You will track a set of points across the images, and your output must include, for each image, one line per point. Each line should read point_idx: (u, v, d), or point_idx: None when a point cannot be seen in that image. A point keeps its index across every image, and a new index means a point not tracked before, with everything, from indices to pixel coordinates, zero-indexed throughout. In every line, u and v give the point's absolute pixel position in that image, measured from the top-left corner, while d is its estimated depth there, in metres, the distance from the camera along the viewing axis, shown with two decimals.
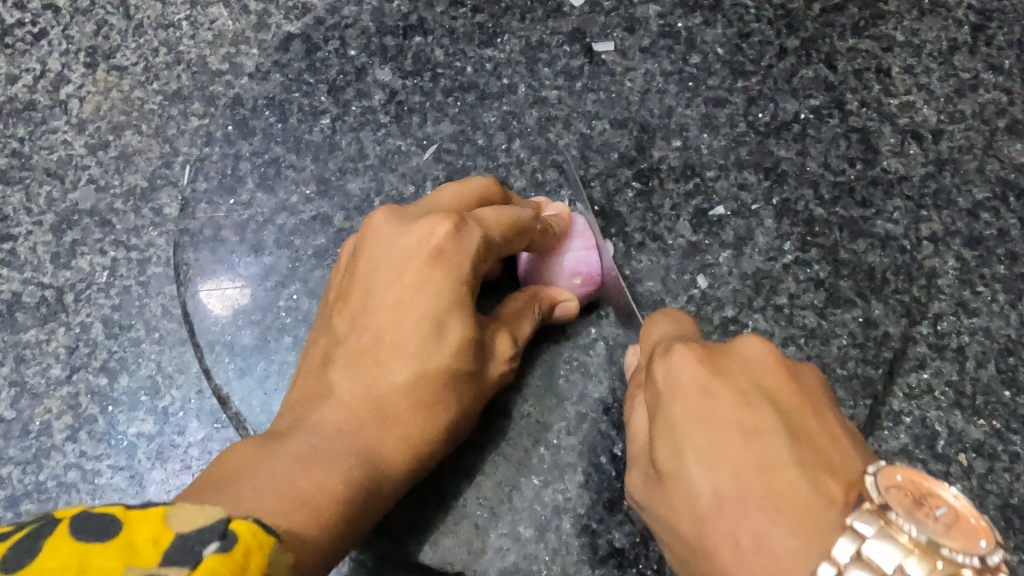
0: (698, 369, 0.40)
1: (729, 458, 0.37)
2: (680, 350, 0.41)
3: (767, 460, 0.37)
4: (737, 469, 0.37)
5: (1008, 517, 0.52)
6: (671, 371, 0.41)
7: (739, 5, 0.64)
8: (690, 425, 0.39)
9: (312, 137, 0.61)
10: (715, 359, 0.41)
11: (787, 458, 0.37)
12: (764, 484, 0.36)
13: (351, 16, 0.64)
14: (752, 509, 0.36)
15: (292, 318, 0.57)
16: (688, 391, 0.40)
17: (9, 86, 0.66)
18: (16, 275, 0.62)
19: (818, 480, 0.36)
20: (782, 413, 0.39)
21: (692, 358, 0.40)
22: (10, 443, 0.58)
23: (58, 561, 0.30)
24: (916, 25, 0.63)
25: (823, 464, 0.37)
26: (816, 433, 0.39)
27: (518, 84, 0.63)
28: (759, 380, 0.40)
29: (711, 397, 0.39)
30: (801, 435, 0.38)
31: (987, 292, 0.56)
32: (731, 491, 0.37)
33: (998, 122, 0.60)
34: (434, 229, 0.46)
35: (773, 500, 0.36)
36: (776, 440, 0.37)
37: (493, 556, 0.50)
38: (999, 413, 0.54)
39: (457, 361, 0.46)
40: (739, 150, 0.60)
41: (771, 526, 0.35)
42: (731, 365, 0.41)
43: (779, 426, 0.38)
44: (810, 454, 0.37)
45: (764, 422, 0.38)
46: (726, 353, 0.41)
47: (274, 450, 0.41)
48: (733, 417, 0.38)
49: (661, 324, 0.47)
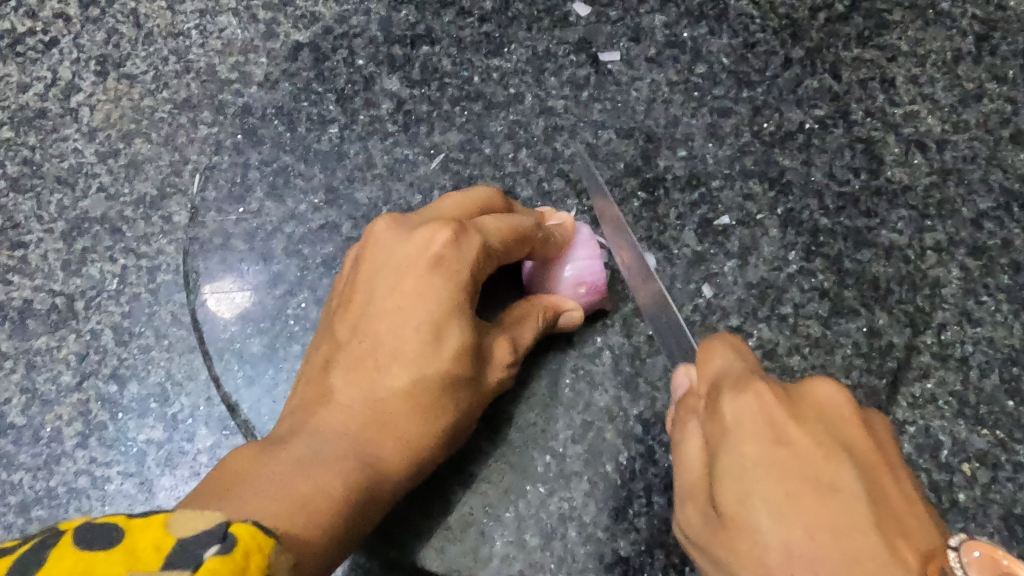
0: (771, 414, 0.40)
1: (805, 512, 0.37)
2: (754, 391, 0.41)
3: (844, 519, 0.36)
4: (811, 525, 0.36)
5: (1012, 527, 0.52)
6: (741, 412, 0.41)
7: (744, 15, 0.64)
8: (762, 470, 0.39)
9: (320, 145, 0.62)
10: (790, 404, 0.41)
11: (867, 521, 0.36)
12: (839, 546, 0.36)
13: (360, 26, 0.65)
14: (826, 569, 0.35)
15: (300, 326, 0.57)
16: (762, 438, 0.39)
17: (20, 95, 0.67)
18: (27, 282, 0.62)
19: (895, 544, 0.35)
20: (861, 470, 0.38)
21: (767, 398, 0.41)
22: (21, 449, 0.59)
23: (63, 568, 0.30)
24: (920, 35, 0.63)
25: (899, 528, 0.36)
26: (891, 493, 0.38)
27: (525, 94, 0.63)
28: (837, 435, 0.40)
29: (787, 444, 0.39)
30: (880, 498, 0.37)
31: (991, 302, 0.57)
32: (802, 546, 0.36)
33: (1002, 132, 0.60)
34: (433, 236, 0.47)
35: (849, 561, 0.35)
36: (855, 499, 0.37)
37: (499, 564, 0.50)
38: (1002, 422, 0.54)
39: (455, 367, 0.46)
40: (744, 160, 0.61)
41: None
42: (807, 415, 0.40)
43: (857, 485, 0.37)
44: (888, 516, 0.37)
45: (842, 479, 0.38)
46: (804, 400, 0.41)
47: (273, 455, 0.42)
48: (809, 469, 0.38)
49: (726, 356, 0.45)
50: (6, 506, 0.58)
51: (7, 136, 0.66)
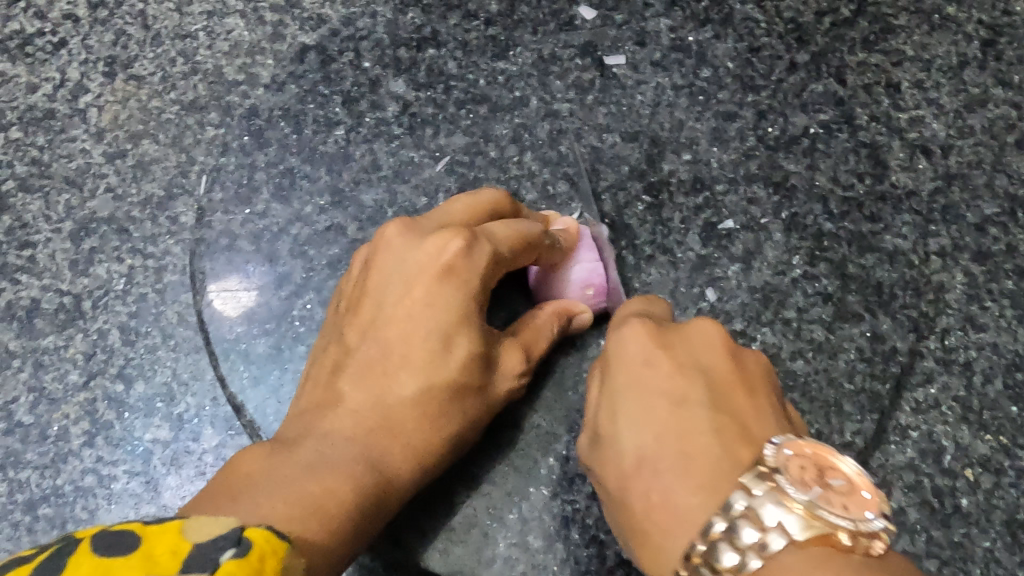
0: (645, 344, 0.43)
1: (654, 422, 0.40)
2: (631, 325, 0.44)
3: (688, 427, 0.39)
4: (661, 432, 0.39)
5: (1015, 532, 0.52)
6: (620, 344, 0.43)
7: (749, 19, 0.65)
8: (628, 391, 0.42)
9: (326, 147, 0.62)
10: (661, 335, 0.43)
11: (707, 430, 0.39)
12: (680, 447, 0.38)
13: (366, 29, 0.65)
14: (666, 468, 0.38)
15: (305, 326, 0.57)
16: (634, 364, 0.42)
17: (29, 95, 0.67)
18: (34, 281, 0.63)
19: (728, 446, 0.38)
20: (714, 390, 0.41)
21: (642, 331, 0.43)
22: (28, 447, 0.59)
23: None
24: (926, 40, 0.63)
25: (737, 431, 0.39)
26: (740, 408, 0.40)
27: (531, 97, 0.63)
28: (699, 362, 0.42)
29: (652, 368, 0.42)
30: (724, 410, 0.40)
31: (995, 307, 0.57)
32: (651, 449, 0.39)
33: (1007, 137, 0.60)
34: (446, 244, 0.47)
35: (685, 461, 0.38)
36: (700, 409, 0.40)
37: (502, 565, 0.50)
38: (1005, 428, 0.54)
39: (464, 376, 0.46)
40: (749, 164, 0.61)
41: (677, 481, 0.37)
42: (677, 347, 0.43)
43: (704, 399, 0.40)
44: (729, 423, 0.39)
45: (693, 395, 0.40)
46: (678, 334, 0.44)
47: (284, 458, 0.42)
48: (666, 387, 0.41)
49: (634, 300, 0.49)
50: (13, 503, 0.58)
51: (15, 136, 0.66)
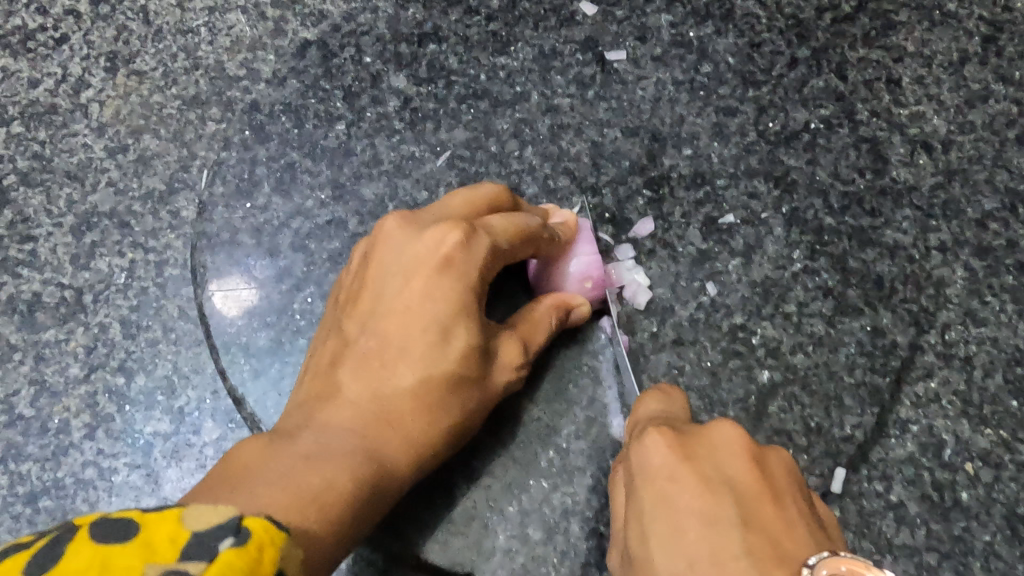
0: (667, 455, 0.41)
1: (682, 542, 0.37)
2: (652, 436, 0.42)
3: (717, 545, 0.36)
4: (693, 557, 0.36)
5: (1015, 526, 0.52)
6: (644, 459, 0.42)
7: (750, 15, 0.65)
8: (654, 510, 0.40)
9: (327, 142, 0.63)
10: (684, 446, 0.41)
11: (736, 546, 0.36)
12: (711, 569, 0.36)
13: (367, 24, 0.65)
14: None
15: (306, 320, 0.58)
16: (658, 478, 0.41)
17: (31, 90, 0.67)
18: (36, 275, 0.63)
19: (760, 563, 0.35)
20: (742, 502, 0.38)
21: (663, 441, 0.42)
22: (29, 440, 0.59)
23: (81, 564, 0.30)
24: (927, 36, 0.63)
25: (771, 549, 0.35)
26: (771, 521, 0.37)
27: (532, 92, 0.63)
28: (723, 472, 0.40)
29: (676, 483, 0.40)
30: (755, 523, 0.37)
31: (995, 302, 0.57)
32: (683, 574, 0.36)
33: (1008, 133, 0.60)
34: (445, 236, 0.47)
35: None
36: (732, 529, 0.37)
37: (502, 558, 0.50)
38: (1006, 422, 0.54)
39: (462, 368, 0.46)
40: (749, 159, 0.61)
41: None
42: (702, 457, 0.41)
43: (732, 513, 0.37)
44: (764, 543, 0.36)
45: (720, 509, 0.38)
46: (699, 441, 0.42)
47: (284, 448, 0.42)
48: (696, 505, 0.38)
49: (651, 403, 0.48)
50: (13, 495, 0.58)
51: (17, 131, 0.66)
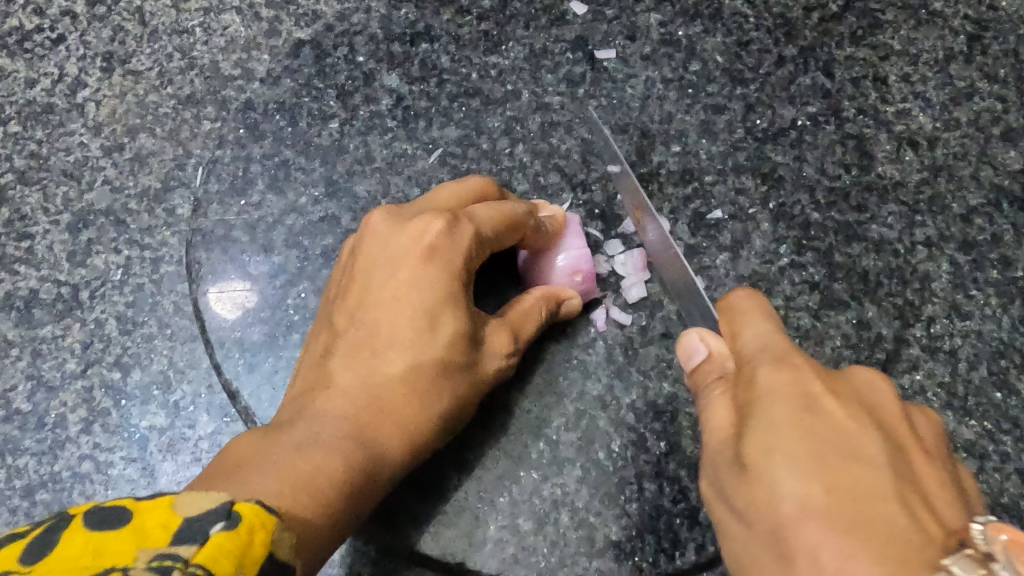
0: (814, 388, 0.40)
1: (837, 472, 0.37)
2: (794, 363, 0.41)
3: (864, 485, 0.36)
4: (831, 484, 0.36)
5: (998, 515, 0.53)
6: (775, 380, 0.41)
7: (738, 14, 0.65)
8: (794, 431, 0.38)
9: (321, 140, 0.63)
10: (829, 380, 0.41)
11: (890, 491, 0.36)
12: (858, 508, 0.35)
13: (361, 24, 0.66)
14: (834, 526, 0.35)
15: (300, 315, 0.59)
16: (800, 403, 0.40)
17: (28, 89, 0.68)
18: (33, 272, 0.64)
19: (916, 516, 0.35)
20: (889, 447, 0.38)
21: (810, 375, 0.41)
22: (26, 435, 0.60)
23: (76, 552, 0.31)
24: (912, 35, 0.64)
25: (922, 504, 0.36)
26: (927, 478, 0.38)
27: (522, 90, 0.64)
28: (886, 423, 0.40)
29: (823, 414, 0.39)
30: (904, 474, 0.37)
31: (980, 296, 0.57)
32: (819, 503, 0.36)
33: (992, 130, 0.61)
34: (427, 226, 0.48)
35: (865, 524, 0.34)
36: (879, 469, 0.37)
37: (493, 548, 0.51)
38: (990, 414, 0.55)
39: (449, 353, 0.47)
40: (737, 156, 0.62)
41: (856, 548, 0.33)
42: (843, 393, 0.41)
43: (885, 459, 0.37)
44: (914, 493, 0.36)
45: (877, 453, 0.38)
46: (854, 384, 0.42)
47: (275, 438, 0.43)
48: (852, 441, 0.38)
49: (760, 318, 0.46)
50: (11, 489, 0.59)
51: (14, 130, 0.67)
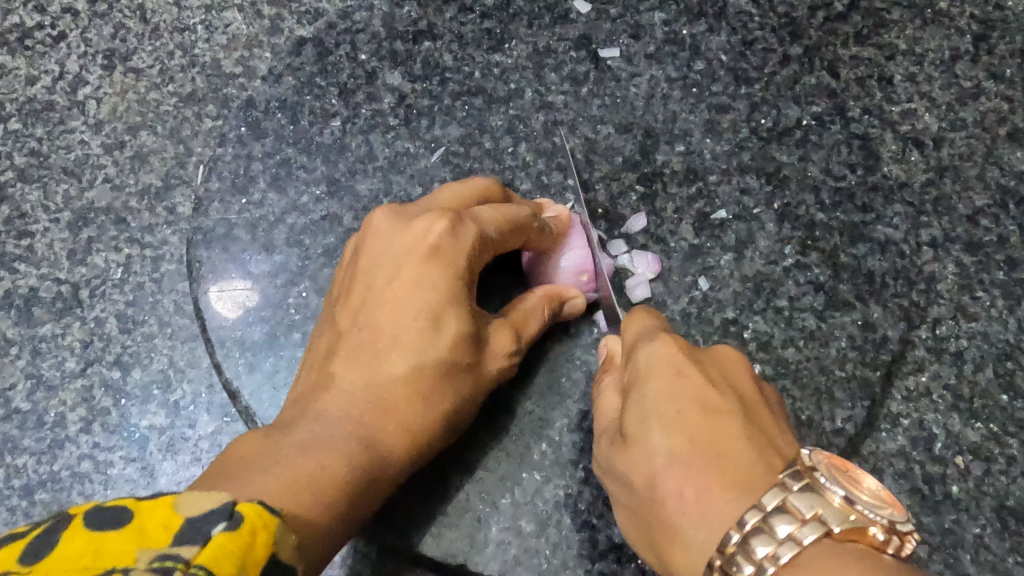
0: (675, 354, 0.45)
1: (694, 426, 0.41)
2: (663, 339, 0.46)
3: (719, 432, 0.41)
4: (693, 434, 0.41)
5: (1004, 519, 0.53)
6: (648, 357, 0.45)
7: (743, 13, 0.65)
8: (660, 396, 0.43)
9: (323, 138, 0.63)
10: (692, 351, 0.45)
11: (737, 432, 0.41)
12: (712, 450, 0.40)
13: (363, 22, 0.66)
14: (697, 467, 0.40)
15: (301, 315, 0.58)
16: (664, 372, 0.44)
17: (28, 87, 0.68)
18: (33, 270, 0.63)
19: (761, 451, 0.40)
20: (741, 400, 0.43)
21: (673, 344, 0.45)
22: (25, 434, 0.60)
23: (75, 552, 0.31)
24: (919, 34, 0.64)
25: (766, 442, 0.41)
26: (771, 423, 0.43)
27: (525, 88, 0.64)
28: (734, 379, 0.45)
29: (683, 377, 0.44)
30: (751, 419, 0.42)
31: (986, 298, 0.57)
32: (683, 452, 0.41)
33: (999, 130, 0.61)
34: (431, 226, 0.48)
35: (719, 461, 0.39)
36: (731, 415, 0.42)
37: (494, 549, 0.51)
38: (996, 416, 0.55)
39: (452, 355, 0.47)
40: (742, 155, 0.61)
41: (712, 482, 0.39)
42: (705, 363, 0.45)
43: (735, 408, 0.42)
44: (759, 432, 0.41)
45: (726, 404, 0.42)
46: (708, 354, 0.46)
47: (279, 438, 0.43)
48: (704, 397, 0.43)
49: (641, 317, 0.50)
50: (10, 488, 0.59)
51: (15, 128, 0.67)
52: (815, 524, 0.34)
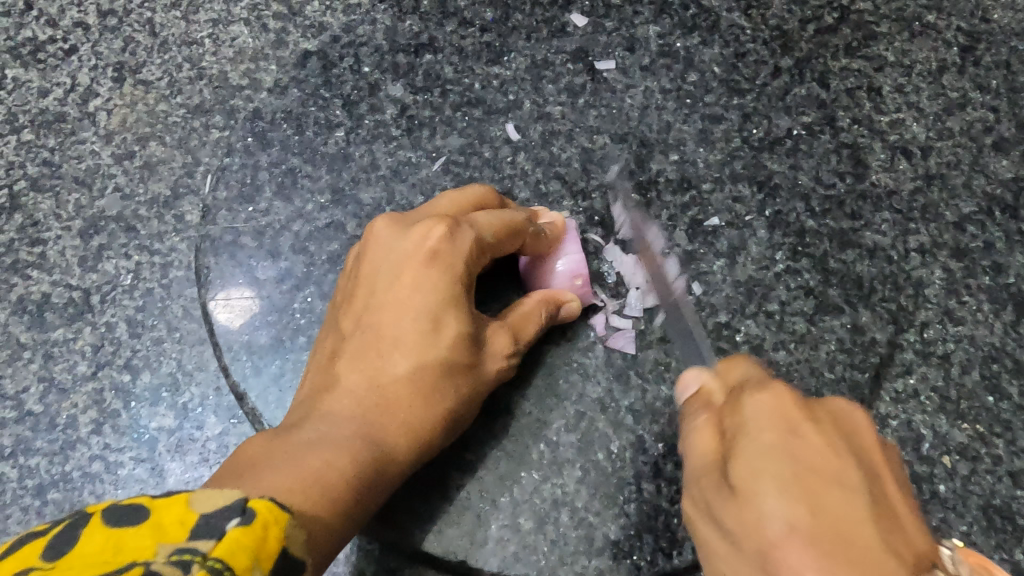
0: (791, 409, 0.43)
1: (812, 492, 0.38)
2: (774, 390, 0.44)
3: (843, 509, 0.38)
4: (813, 504, 0.38)
5: (990, 517, 0.54)
6: (758, 406, 0.43)
7: (735, 26, 0.67)
8: (775, 453, 0.40)
9: (327, 148, 0.65)
10: (808, 406, 0.43)
11: (865, 514, 0.38)
12: (834, 527, 0.37)
13: (366, 35, 0.68)
14: (818, 543, 0.36)
15: (306, 319, 0.60)
16: (778, 426, 0.42)
17: (41, 99, 0.69)
18: (45, 277, 0.65)
19: (891, 544, 0.36)
20: (863, 472, 0.40)
21: (786, 397, 0.43)
22: (38, 435, 0.61)
23: (96, 548, 0.32)
24: (907, 46, 0.66)
25: (894, 529, 0.37)
26: (891, 501, 0.40)
27: (524, 100, 0.66)
28: (850, 440, 0.43)
29: (800, 436, 0.41)
30: (876, 497, 0.39)
31: (972, 302, 0.59)
32: (804, 521, 0.37)
33: (985, 139, 0.63)
34: (429, 232, 0.50)
35: (845, 544, 0.36)
36: (854, 492, 0.39)
37: (494, 546, 0.52)
38: (982, 417, 0.56)
39: (453, 354, 0.49)
40: (734, 164, 0.63)
41: (836, 565, 0.35)
42: (823, 419, 0.43)
43: (858, 482, 0.39)
44: (884, 516, 0.38)
45: (847, 476, 0.40)
46: (822, 408, 0.44)
47: (286, 438, 0.44)
48: (820, 459, 0.40)
49: (741, 365, 0.50)
50: (22, 488, 0.60)
51: (27, 138, 0.69)
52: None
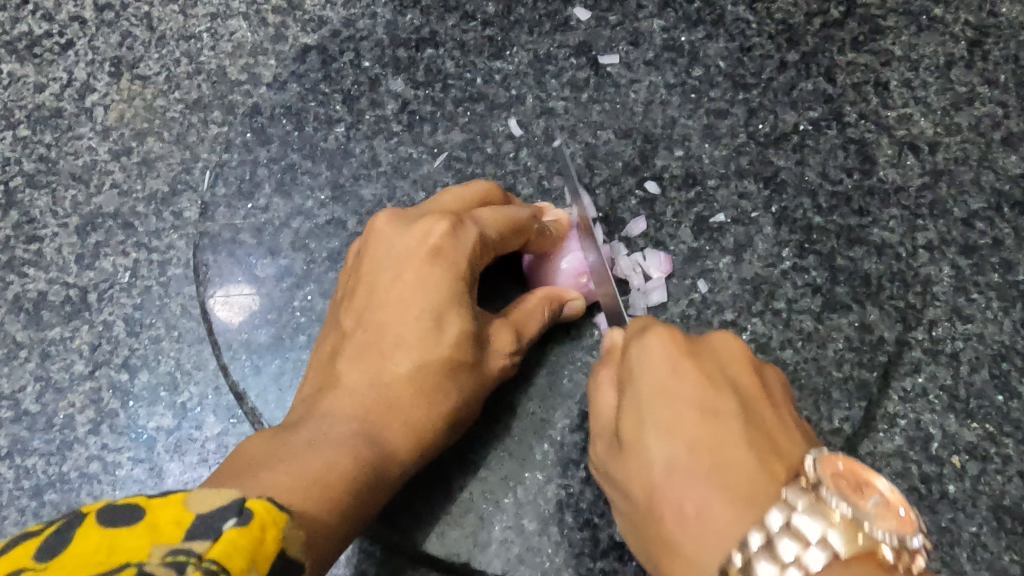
0: (671, 349, 0.45)
1: (689, 432, 0.42)
2: (657, 332, 0.46)
3: (719, 438, 0.41)
4: (691, 443, 0.41)
5: (1000, 518, 0.53)
6: (644, 351, 0.46)
7: (740, 20, 0.66)
8: (655, 399, 0.44)
9: (327, 144, 0.64)
10: (688, 344, 0.46)
11: (738, 438, 0.41)
12: (711, 458, 0.41)
13: (366, 29, 0.67)
14: (697, 478, 0.40)
15: (306, 317, 0.59)
16: (660, 369, 0.45)
17: (37, 94, 0.69)
18: (41, 275, 0.64)
19: (762, 460, 0.40)
20: (740, 400, 0.44)
21: (667, 339, 0.46)
22: (35, 435, 0.61)
23: (89, 549, 0.32)
24: (914, 40, 0.65)
25: (769, 447, 0.41)
26: (771, 420, 0.43)
27: (527, 95, 0.65)
28: (729, 373, 0.45)
29: (678, 375, 0.44)
30: (752, 421, 0.43)
31: (981, 300, 0.58)
32: (682, 461, 0.41)
33: (993, 134, 0.62)
34: (432, 228, 0.49)
35: (719, 472, 0.40)
36: (731, 420, 0.42)
37: (497, 548, 0.52)
38: (991, 416, 0.55)
39: (456, 352, 0.48)
40: (739, 160, 0.62)
41: (713, 494, 0.39)
42: (702, 356, 0.46)
43: (733, 410, 0.43)
44: (759, 436, 0.42)
45: (723, 407, 0.43)
46: (704, 346, 0.47)
47: (287, 437, 0.44)
48: (698, 396, 0.43)
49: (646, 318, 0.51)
50: (19, 489, 0.59)
51: (23, 134, 0.68)
52: (821, 545, 0.34)
